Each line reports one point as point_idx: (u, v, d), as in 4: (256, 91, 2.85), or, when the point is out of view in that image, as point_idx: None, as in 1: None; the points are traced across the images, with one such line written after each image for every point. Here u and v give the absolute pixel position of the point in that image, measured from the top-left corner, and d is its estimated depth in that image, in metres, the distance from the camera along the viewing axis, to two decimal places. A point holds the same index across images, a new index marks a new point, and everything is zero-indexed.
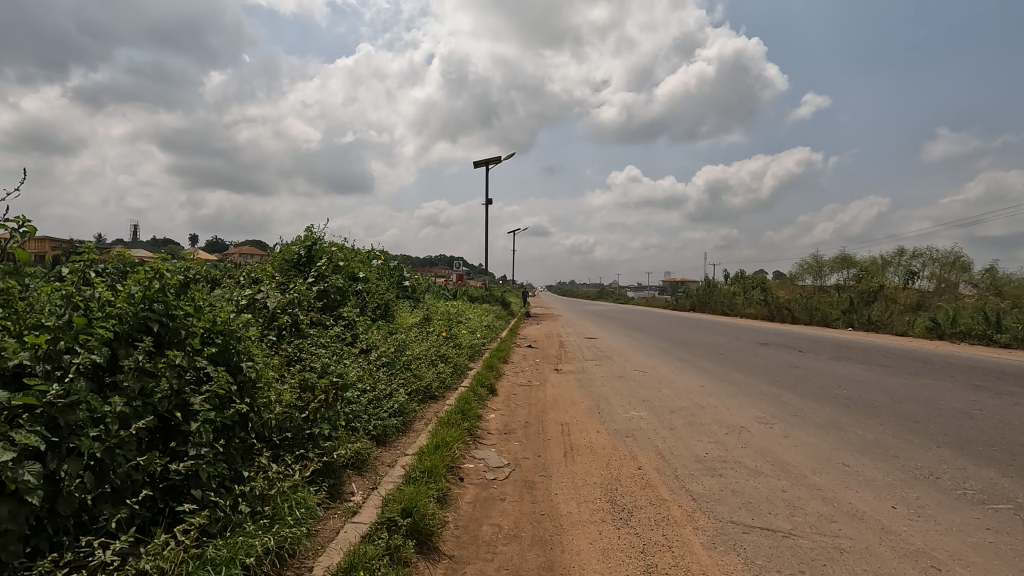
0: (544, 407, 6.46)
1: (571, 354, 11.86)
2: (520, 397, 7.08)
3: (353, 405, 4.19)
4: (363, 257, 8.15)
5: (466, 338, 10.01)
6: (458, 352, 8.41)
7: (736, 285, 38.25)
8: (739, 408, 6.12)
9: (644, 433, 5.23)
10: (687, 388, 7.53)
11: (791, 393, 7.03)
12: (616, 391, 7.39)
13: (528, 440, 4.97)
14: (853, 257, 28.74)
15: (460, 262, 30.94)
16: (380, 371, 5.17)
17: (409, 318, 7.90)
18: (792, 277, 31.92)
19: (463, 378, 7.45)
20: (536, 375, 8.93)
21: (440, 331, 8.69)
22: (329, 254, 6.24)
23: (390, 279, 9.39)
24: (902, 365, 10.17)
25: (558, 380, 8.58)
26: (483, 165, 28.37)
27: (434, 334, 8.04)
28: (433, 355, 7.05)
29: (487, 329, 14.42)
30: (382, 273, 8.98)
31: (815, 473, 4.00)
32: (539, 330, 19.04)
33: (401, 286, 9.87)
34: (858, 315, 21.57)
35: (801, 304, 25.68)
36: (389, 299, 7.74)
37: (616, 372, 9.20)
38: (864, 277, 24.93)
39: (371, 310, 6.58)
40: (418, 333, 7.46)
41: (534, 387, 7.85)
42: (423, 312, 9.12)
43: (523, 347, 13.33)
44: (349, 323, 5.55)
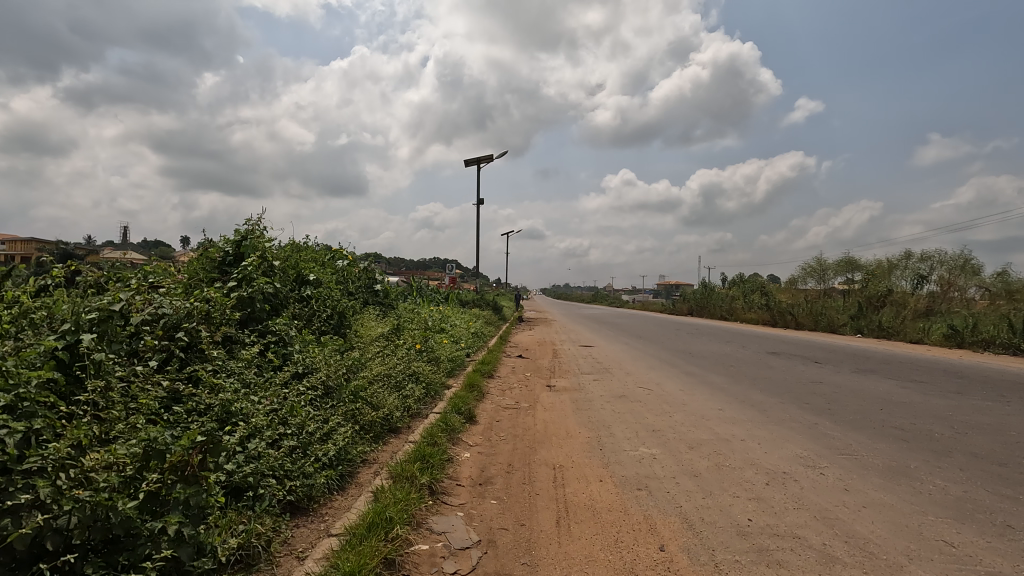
0: (533, 441, 5.24)
1: (565, 366, 10.65)
2: (504, 425, 5.86)
3: (258, 463, 2.99)
4: (318, 257, 6.90)
5: (446, 350, 8.78)
6: (433, 368, 7.18)
7: (735, 289, 37.25)
8: (775, 445, 4.93)
9: (660, 485, 4.04)
10: (704, 413, 6.34)
11: (830, 422, 5.85)
12: (618, 418, 6.19)
13: (508, 498, 3.76)
14: (858, 260, 27.76)
15: (451, 265, 29.74)
16: (313, 407, 3.96)
17: (373, 329, 6.66)
18: (793, 281, 30.90)
19: (436, 401, 6.25)
20: (525, 395, 7.72)
21: (414, 344, 7.45)
22: (266, 249, 4.97)
23: (357, 284, 8.12)
24: (940, 381, 9.04)
25: (551, 400, 7.37)
26: (474, 163, 27.23)
27: (403, 346, 6.81)
28: (398, 375, 5.83)
29: (474, 337, 13.20)
30: (346, 276, 7.76)
31: (914, 561, 2.82)
32: (530, 337, 17.82)
33: (372, 291, 8.61)
34: (867, 321, 20.52)
35: (806, 309, 24.62)
36: (349, 307, 6.49)
37: (618, 390, 7.97)
38: (871, 281, 23.93)
39: (317, 323, 5.34)
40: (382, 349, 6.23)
41: (521, 411, 6.63)
42: (394, 320, 7.88)
43: (513, 357, 12.13)
44: (279, 341, 4.33)
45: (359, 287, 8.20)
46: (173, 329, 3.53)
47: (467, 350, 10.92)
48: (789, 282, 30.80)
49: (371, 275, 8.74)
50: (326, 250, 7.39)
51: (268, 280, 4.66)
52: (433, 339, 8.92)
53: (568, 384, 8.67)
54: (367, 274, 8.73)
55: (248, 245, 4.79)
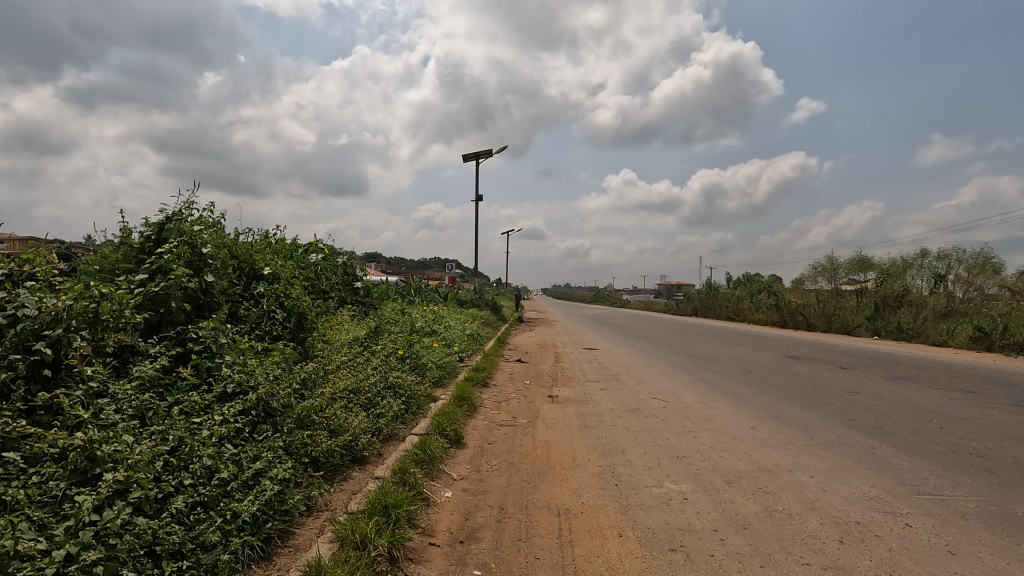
0: (533, 472, 4.26)
1: (568, 373, 9.66)
2: (497, 449, 4.86)
3: (121, 539, 2.02)
4: (279, 252, 5.93)
5: (434, 355, 7.78)
6: (416, 378, 6.19)
7: (741, 289, 36.29)
8: (835, 482, 3.93)
9: (700, 543, 3.05)
10: (735, 434, 5.35)
11: (890, 447, 4.85)
12: (634, 439, 5.18)
13: (498, 565, 2.78)
14: (871, 259, 26.77)
15: (451, 265, 28.71)
16: (238, 441, 2.99)
17: (345, 333, 5.67)
18: (803, 281, 29.86)
19: (417, 419, 5.27)
20: (524, 407, 6.73)
21: (395, 350, 6.46)
22: (201, 235, 3.98)
23: (331, 281, 7.11)
24: (990, 390, 8.05)
25: (552, 414, 6.40)
26: (472, 158, 26.36)
27: (381, 353, 5.82)
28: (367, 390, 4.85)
29: (469, 339, 12.22)
30: (316, 271, 6.78)
31: None
32: (530, 339, 16.84)
33: (351, 290, 7.60)
34: (885, 323, 19.50)
35: (819, 309, 23.60)
36: (314, 308, 5.49)
37: (630, 402, 6.98)
38: (886, 280, 22.95)
39: (266, 327, 4.36)
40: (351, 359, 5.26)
41: (518, 429, 5.64)
42: (373, 322, 6.89)
43: (510, 361, 11.15)
44: (204, 351, 3.36)
45: (334, 285, 7.19)
46: (33, 340, 2.56)
47: (460, 355, 9.91)
48: (799, 282, 29.76)
49: (351, 272, 7.74)
50: (288, 246, 6.42)
51: (194, 275, 3.67)
52: (419, 343, 7.91)
53: (573, 395, 7.66)
54: (347, 271, 7.72)
55: (173, 228, 3.80)
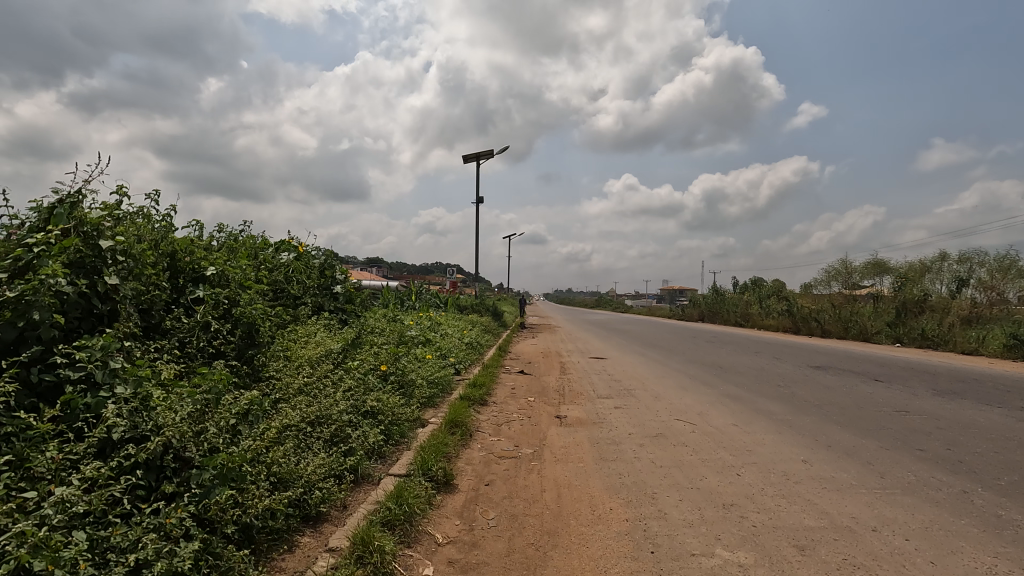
0: (541, 530, 3.29)
1: (576, 388, 8.68)
2: (495, 495, 3.89)
3: None
4: (235, 251, 4.99)
5: (426, 370, 6.82)
6: (399, 399, 5.23)
7: (750, 294, 35.29)
8: (945, 552, 2.96)
9: None
10: (787, 472, 4.37)
11: (989, 492, 3.87)
12: (664, 480, 4.21)
13: None
14: (886, 263, 25.77)
15: (451, 270, 27.74)
16: (110, 518, 2.06)
17: (312, 347, 4.72)
18: (814, 286, 28.85)
19: (397, 454, 4.31)
20: (527, 432, 5.77)
21: (376, 365, 5.50)
22: (107, 227, 3.07)
23: (305, 286, 6.15)
24: None
25: (561, 441, 5.43)
26: (472, 159, 25.53)
27: (356, 373, 4.86)
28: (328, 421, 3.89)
29: (468, 349, 11.24)
30: (285, 275, 5.84)
31: None
32: (534, 347, 15.89)
33: (330, 294, 6.64)
34: (907, 330, 18.48)
35: (834, 315, 22.59)
36: (273, 316, 4.54)
37: (650, 426, 6.01)
38: (904, 285, 21.97)
39: (199, 342, 3.41)
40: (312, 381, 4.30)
41: (521, 464, 4.67)
42: (352, 332, 5.93)
43: (512, 373, 10.19)
44: (86, 383, 2.44)
45: (308, 289, 6.23)
46: None
47: (456, 367, 8.95)
48: (810, 287, 28.78)
49: (330, 275, 6.79)
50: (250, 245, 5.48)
51: (87, 278, 2.75)
52: (408, 355, 6.95)
53: (583, 415, 6.69)
54: (324, 274, 6.76)
55: (63, 214, 2.87)
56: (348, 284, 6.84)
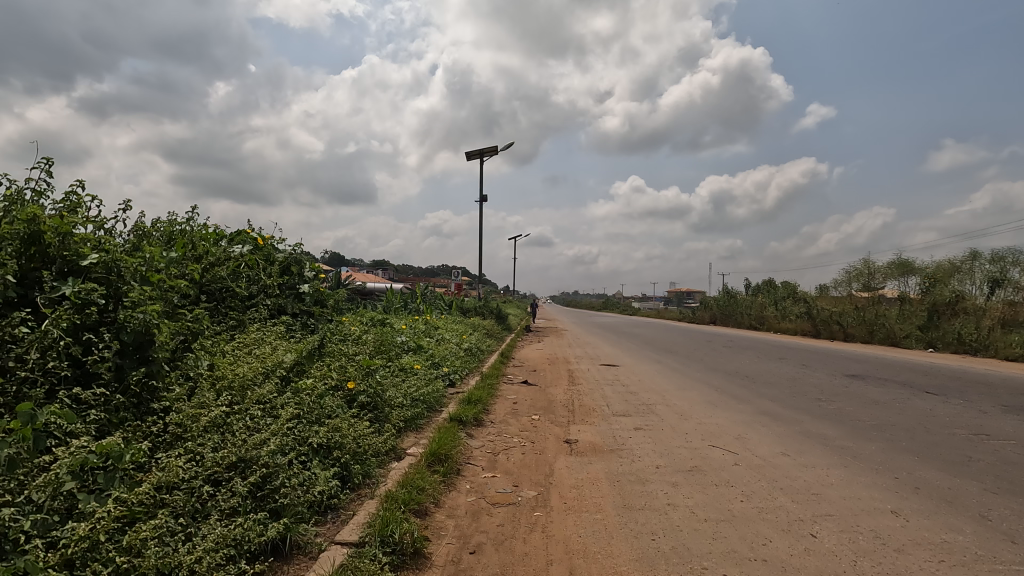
0: None
1: (588, 402, 7.55)
2: (483, 570, 2.79)
3: None
4: (154, 240, 3.92)
5: (408, 385, 5.73)
6: (366, 426, 4.14)
7: (764, 296, 34.07)
8: None
9: None
10: (878, 533, 3.24)
11: None
12: (715, 544, 3.10)
13: None
14: (911, 263, 24.52)
15: (456, 271, 26.67)
16: None
17: (248, 363, 3.64)
18: (834, 287, 27.58)
19: (355, 510, 3.22)
20: (530, 465, 4.66)
21: (338, 384, 4.41)
22: None
23: (259, 284, 5.07)
24: None
25: (572, 478, 4.32)
26: (476, 155, 24.55)
27: (309, 397, 3.78)
28: (248, 471, 2.81)
29: (466, 356, 10.14)
30: (231, 272, 4.76)
31: None
32: (540, 352, 14.77)
33: (294, 295, 5.56)
34: (941, 334, 17.24)
35: (858, 318, 21.35)
36: (195, 322, 3.47)
37: (680, 456, 4.87)
38: (934, 286, 20.75)
39: (45, 362, 2.37)
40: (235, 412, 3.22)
41: (521, 514, 3.57)
42: (314, 339, 4.84)
43: (514, 384, 9.08)
44: None
45: (263, 288, 5.14)
46: None
47: (450, 378, 7.86)
48: (829, 289, 27.54)
49: (296, 271, 5.71)
50: (181, 237, 4.42)
51: None
52: (388, 368, 5.85)
53: (598, 439, 5.57)
54: (286, 272, 5.68)
55: None
56: (316, 283, 5.76)
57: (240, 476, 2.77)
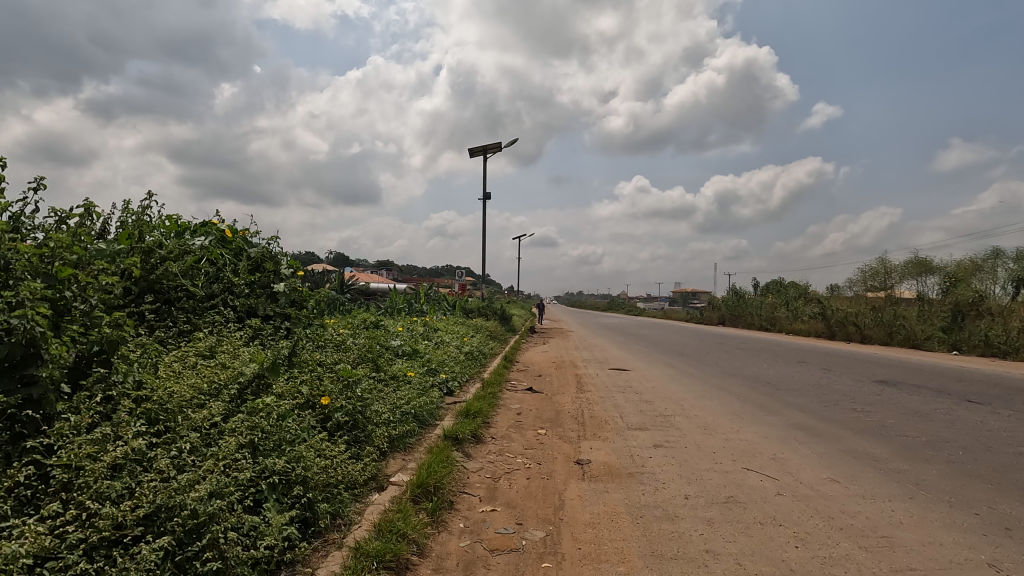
0: None
1: (599, 413, 6.85)
2: None
3: None
4: (80, 229, 3.25)
5: (397, 397, 5.05)
6: (340, 452, 3.47)
7: (774, 297, 33.27)
8: None
9: None
10: None
11: None
12: None
13: None
14: (929, 262, 23.71)
15: (461, 271, 25.97)
16: None
17: (191, 379, 3.00)
18: (848, 287, 26.78)
19: (316, 566, 2.57)
20: (535, 494, 3.96)
21: (310, 400, 3.75)
22: None
23: (223, 282, 4.39)
24: None
25: (585, 512, 3.62)
26: (479, 151, 23.91)
27: (268, 418, 3.12)
28: (170, 522, 2.17)
29: (467, 361, 9.46)
30: (187, 268, 4.09)
31: None
32: (545, 355, 14.07)
33: (268, 295, 4.88)
34: (966, 336, 16.47)
35: (876, 319, 20.57)
36: (121, 330, 2.83)
37: (712, 482, 4.18)
38: (955, 286, 19.94)
39: None
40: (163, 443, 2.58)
41: (526, 565, 2.88)
42: (285, 345, 4.16)
43: (518, 391, 8.39)
44: None
45: (229, 287, 4.48)
46: None
47: (448, 386, 7.18)
48: (843, 289, 26.74)
49: (272, 267, 5.02)
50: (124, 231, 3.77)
51: None
52: (375, 378, 5.17)
53: (614, 460, 4.86)
54: (259, 269, 4.99)
55: None
56: (293, 281, 5.08)
57: (157, 530, 2.13)
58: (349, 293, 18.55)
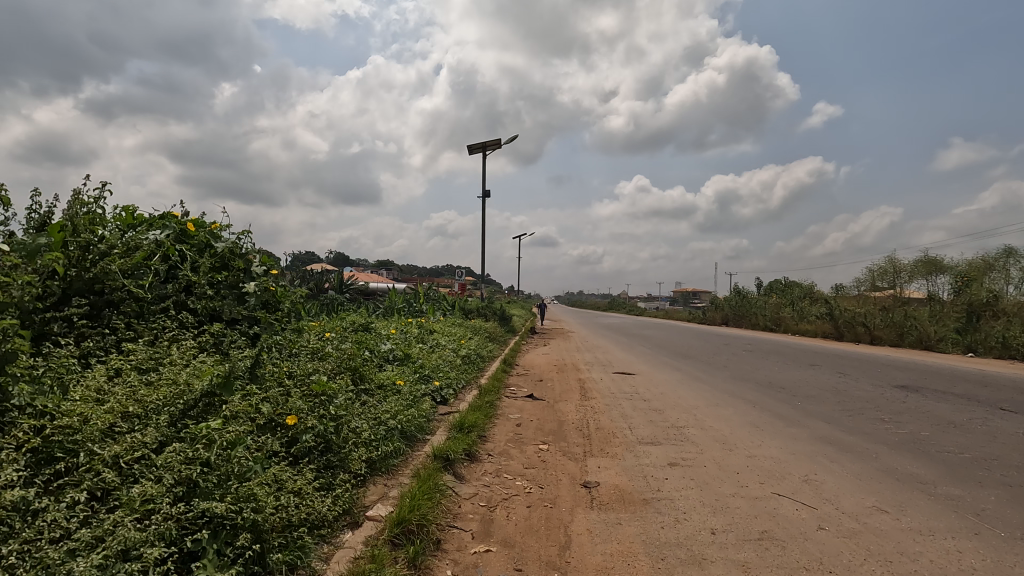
0: None
1: (605, 425, 6.30)
2: None
3: None
4: None
5: (380, 412, 4.48)
6: (305, 484, 2.92)
7: (779, 297, 32.71)
8: None
9: None
10: None
11: None
12: None
13: None
14: (939, 261, 23.15)
15: (460, 271, 25.36)
16: None
17: (114, 403, 2.48)
18: (855, 287, 26.20)
19: None
20: (536, 527, 3.41)
21: (274, 420, 3.19)
22: None
23: (180, 281, 3.82)
24: None
25: (594, 552, 3.08)
26: (478, 149, 23.36)
27: (212, 445, 2.57)
28: None
29: (463, 365, 8.91)
30: (135, 267, 3.54)
31: None
32: (546, 357, 13.53)
33: (235, 296, 4.32)
34: (982, 337, 15.92)
35: (886, 319, 20.01)
36: (19, 344, 2.31)
37: (741, 513, 3.62)
38: (968, 285, 19.39)
39: None
40: (62, 489, 2.06)
41: None
42: (248, 355, 3.59)
43: (518, 398, 7.83)
44: None
45: (188, 286, 3.93)
46: None
47: (441, 395, 6.63)
48: (851, 288, 26.18)
49: (242, 264, 4.46)
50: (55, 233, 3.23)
51: None
52: (356, 390, 4.61)
53: (625, 483, 4.30)
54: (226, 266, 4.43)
55: None
56: (265, 280, 4.52)
57: None
58: (345, 293, 18.00)
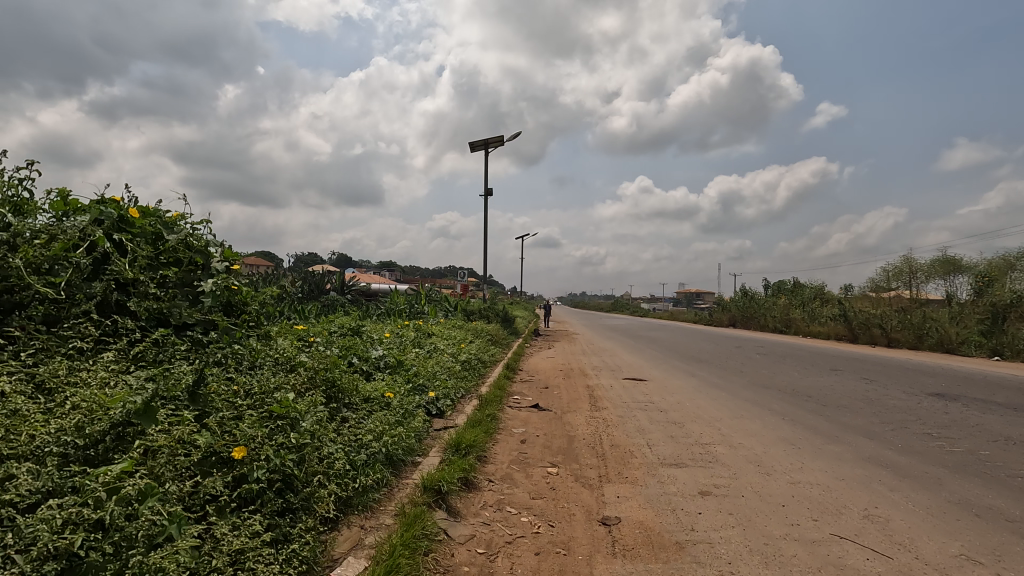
0: None
1: (619, 441, 5.63)
2: None
3: None
4: None
5: (359, 435, 3.80)
6: (248, 541, 2.25)
7: (788, 298, 31.95)
8: None
9: None
10: None
11: None
12: None
13: None
14: (957, 260, 22.40)
15: (462, 272, 24.68)
16: None
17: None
18: (869, 288, 25.45)
19: None
20: None
21: (217, 453, 2.54)
22: None
23: (114, 277, 3.17)
24: None
25: None
26: (481, 146, 22.70)
27: (113, 493, 1.92)
28: None
29: (463, 372, 8.24)
30: (53, 258, 2.96)
31: None
32: (551, 361, 12.86)
33: (187, 298, 3.70)
34: (1009, 339, 15.17)
35: (905, 321, 19.22)
36: None
37: (796, 564, 2.95)
38: (990, 285, 18.65)
39: None
40: None
41: None
42: (191, 369, 2.94)
43: (522, 409, 7.16)
44: None
45: (126, 284, 3.34)
46: None
47: (436, 407, 5.97)
48: (864, 289, 25.42)
49: (197, 260, 3.94)
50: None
51: None
52: (332, 408, 3.94)
53: (650, 518, 3.62)
54: (178, 265, 3.81)
55: None
56: (225, 280, 3.90)
57: None
58: (345, 294, 17.38)
